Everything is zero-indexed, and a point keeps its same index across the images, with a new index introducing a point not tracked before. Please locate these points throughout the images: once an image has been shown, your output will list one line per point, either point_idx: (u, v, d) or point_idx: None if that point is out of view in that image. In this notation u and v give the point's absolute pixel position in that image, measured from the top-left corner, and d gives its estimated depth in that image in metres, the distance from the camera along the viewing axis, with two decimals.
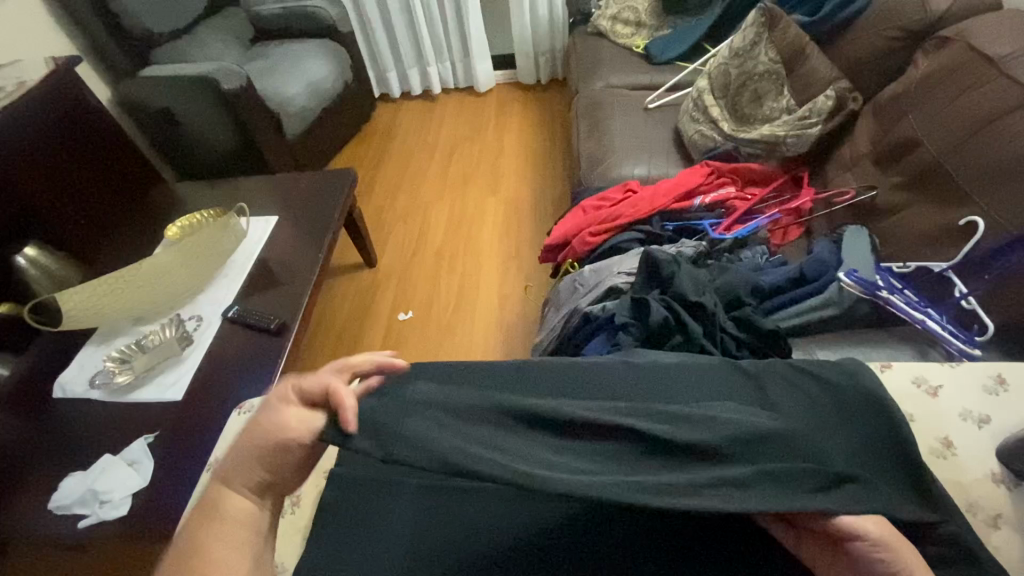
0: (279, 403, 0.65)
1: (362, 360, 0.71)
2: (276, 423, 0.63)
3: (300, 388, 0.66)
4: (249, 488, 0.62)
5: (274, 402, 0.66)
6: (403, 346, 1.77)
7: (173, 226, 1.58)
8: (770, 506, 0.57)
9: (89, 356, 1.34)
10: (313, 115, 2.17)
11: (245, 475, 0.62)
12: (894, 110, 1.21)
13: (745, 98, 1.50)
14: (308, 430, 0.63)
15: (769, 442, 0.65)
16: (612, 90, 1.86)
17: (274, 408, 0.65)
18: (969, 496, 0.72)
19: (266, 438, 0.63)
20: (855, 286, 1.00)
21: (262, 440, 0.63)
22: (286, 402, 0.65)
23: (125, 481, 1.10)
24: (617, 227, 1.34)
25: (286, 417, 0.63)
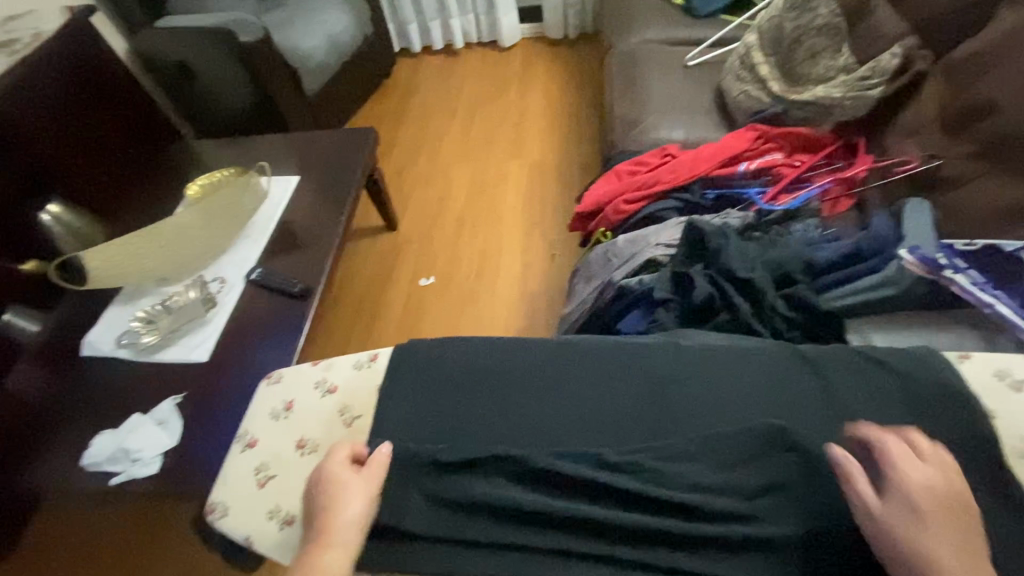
0: (324, 484, 0.69)
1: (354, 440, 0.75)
2: (339, 493, 0.68)
3: (336, 463, 0.71)
4: (338, 546, 0.64)
5: (325, 474, 0.70)
6: (424, 313, 1.74)
7: (194, 184, 1.54)
8: (764, 530, 0.64)
9: (116, 315, 1.34)
10: (331, 71, 2.09)
11: (329, 538, 0.65)
12: (967, 71, 1.09)
13: (799, 57, 1.38)
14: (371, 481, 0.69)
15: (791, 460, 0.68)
16: (649, 46, 1.73)
17: (328, 485, 0.69)
18: None
19: (338, 509, 0.67)
20: (918, 264, 0.93)
21: (335, 510, 0.67)
22: (334, 475, 0.69)
23: (155, 440, 1.11)
24: (653, 194, 1.26)
25: (347, 486, 0.68)
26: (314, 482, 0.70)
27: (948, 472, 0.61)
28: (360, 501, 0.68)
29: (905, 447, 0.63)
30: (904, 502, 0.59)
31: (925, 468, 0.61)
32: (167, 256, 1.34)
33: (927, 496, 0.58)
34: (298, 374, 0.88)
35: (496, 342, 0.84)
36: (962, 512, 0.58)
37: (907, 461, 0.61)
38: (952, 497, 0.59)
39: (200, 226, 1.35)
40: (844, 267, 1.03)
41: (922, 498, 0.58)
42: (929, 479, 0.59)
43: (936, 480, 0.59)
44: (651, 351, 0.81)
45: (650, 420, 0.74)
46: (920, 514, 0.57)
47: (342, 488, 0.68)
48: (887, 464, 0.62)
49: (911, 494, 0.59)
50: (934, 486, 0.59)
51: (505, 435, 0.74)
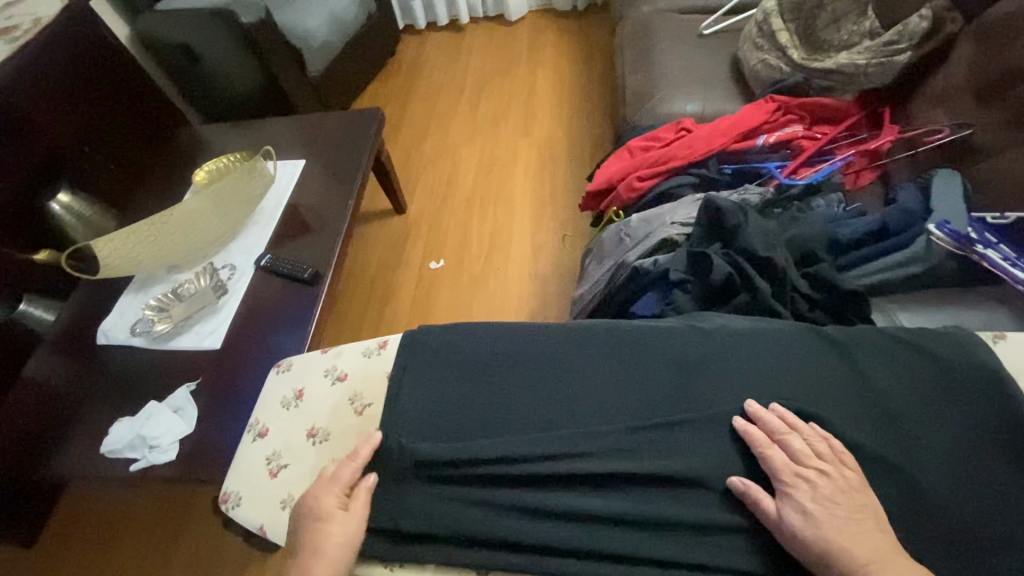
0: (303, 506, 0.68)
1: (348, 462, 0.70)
2: (318, 516, 0.66)
3: (320, 485, 0.69)
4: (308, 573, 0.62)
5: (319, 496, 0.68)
6: (434, 296, 1.73)
7: (201, 170, 1.53)
8: None
9: (129, 304, 1.34)
10: (334, 51, 2.04)
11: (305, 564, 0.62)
12: (1004, 31, 1.03)
13: (821, 21, 1.32)
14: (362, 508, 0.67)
15: None
16: (662, 14, 1.66)
17: (307, 509, 0.67)
18: None
19: (315, 536, 0.64)
20: (947, 240, 0.89)
21: (314, 536, 0.64)
22: (315, 500, 0.67)
23: (172, 427, 1.12)
24: (668, 170, 1.22)
25: (324, 513, 0.66)
26: (298, 503, 0.69)
27: (826, 456, 0.63)
28: (339, 531, 0.65)
29: (780, 438, 0.65)
30: (794, 506, 0.60)
31: (802, 461, 0.63)
32: (175, 244, 1.33)
33: (812, 492, 0.60)
34: (308, 362, 0.87)
35: (507, 328, 0.82)
36: (852, 495, 0.60)
37: (779, 454, 0.64)
38: (845, 488, 0.60)
39: (209, 213, 1.34)
40: (870, 244, 0.99)
41: (807, 494, 0.60)
42: (802, 470, 0.62)
43: (813, 470, 0.61)
44: (665, 334, 0.78)
45: (670, 406, 0.71)
46: (813, 515, 0.58)
47: (317, 515, 0.66)
48: (767, 464, 0.64)
49: (797, 495, 0.60)
50: (814, 475, 0.61)
51: (521, 422, 0.73)
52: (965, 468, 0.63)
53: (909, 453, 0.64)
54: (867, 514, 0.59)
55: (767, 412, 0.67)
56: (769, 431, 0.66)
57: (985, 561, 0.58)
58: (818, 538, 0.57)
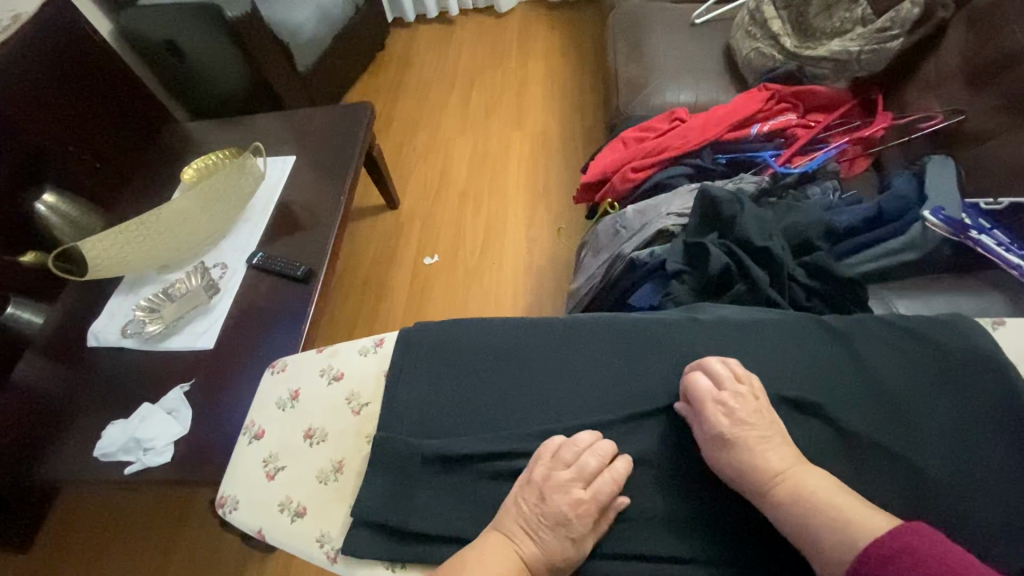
0: (548, 501, 0.63)
1: (582, 451, 0.67)
2: (563, 521, 0.62)
3: (586, 496, 0.63)
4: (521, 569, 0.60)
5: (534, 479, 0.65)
6: (429, 292, 1.72)
7: (189, 168, 1.50)
8: None
9: (120, 305, 1.32)
10: (323, 45, 2.01)
11: (522, 545, 0.61)
12: (997, 16, 1.03)
13: (814, 8, 1.31)
14: (594, 496, 0.63)
15: (817, 441, 0.65)
16: (654, 4, 1.65)
17: (563, 516, 0.62)
18: None
19: (552, 537, 0.61)
20: (943, 226, 0.89)
21: (535, 533, 0.62)
22: (574, 506, 0.62)
23: (167, 429, 1.10)
24: (662, 161, 1.22)
25: (573, 525, 0.62)
26: (541, 490, 0.64)
27: (744, 382, 0.67)
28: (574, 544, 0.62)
29: (706, 366, 0.69)
30: (714, 430, 0.64)
31: (722, 387, 0.66)
32: (167, 244, 1.31)
33: (729, 415, 0.64)
34: (302, 361, 0.85)
35: (504, 323, 0.81)
36: (763, 416, 0.64)
37: (704, 379, 0.67)
38: (760, 413, 0.64)
39: (197, 211, 1.32)
40: (866, 231, 0.99)
41: (725, 417, 0.64)
42: (721, 394, 0.65)
43: (731, 393, 0.65)
44: (663, 327, 0.77)
45: (669, 397, 0.71)
46: (730, 439, 0.63)
47: (564, 521, 0.62)
48: (692, 389, 0.67)
49: (715, 419, 0.64)
50: (731, 397, 0.65)
51: (521, 417, 0.73)
52: (962, 453, 0.63)
53: (907, 443, 0.64)
54: (777, 432, 0.63)
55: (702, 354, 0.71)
56: (705, 363, 0.69)
57: (981, 543, 0.59)
58: (794, 516, 0.57)
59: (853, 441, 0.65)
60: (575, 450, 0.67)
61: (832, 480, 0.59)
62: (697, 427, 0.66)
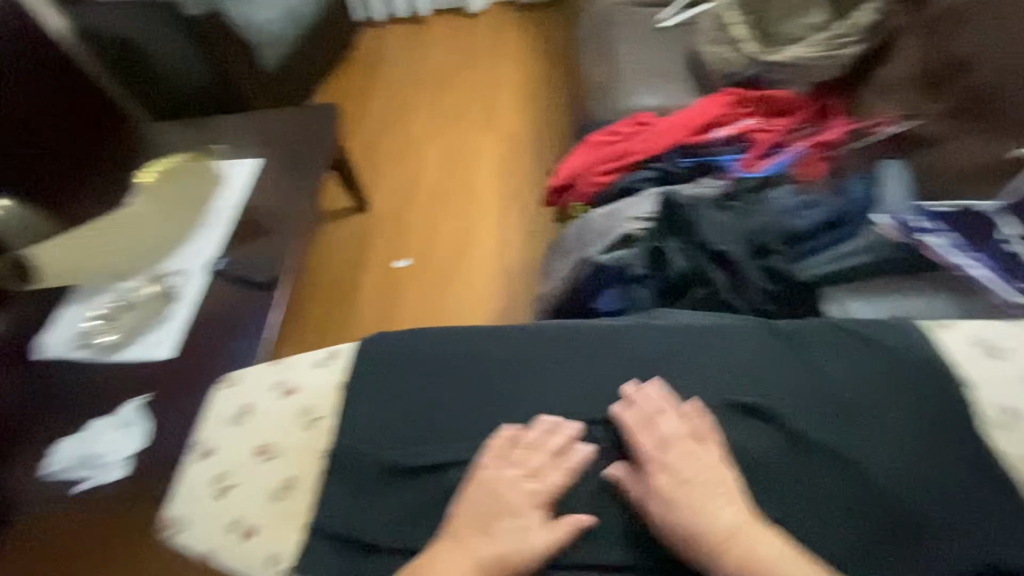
0: (500, 496, 0.65)
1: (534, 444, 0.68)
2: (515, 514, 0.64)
3: (537, 488, 0.66)
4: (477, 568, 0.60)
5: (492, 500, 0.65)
6: (399, 297, 1.70)
7: (149, 173, 1.46)
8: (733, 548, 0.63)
9: (72, 315, 1.27)
10: (288, 44, 1.97)
11: (473, 546, 0.61)
12: (945, 26, 1.07)
13: (773, 15, 1.33)
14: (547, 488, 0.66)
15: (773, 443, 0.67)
16: (622, 7, 1.66)
17: (514, 507, 0.64)
18: None
19: (502, 527, 0.63)
20: (891, 228, 0.94)
21: (494, 528, 0.63)
22: (525, 499, 0.65)
23: (122, 443, 1.06)
24: (628, 165, 1.22)
25: (529, 515, 0.64)
26: (490, 486, 0.66)
27: (692, 438, 0.67)
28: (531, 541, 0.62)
29: (648, 419, 0.68)
30: (656, 491, 0.63)
31: (667, 445, 0.67)
32: (124, 248, 1.34)
33: (673, 477, 0.64)
34: (256, 375, 0.83)
35: (466, 331, 0.80)
36: (708, 473, 0.64)
37: (649, 436, 0.67)
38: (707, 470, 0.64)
39: (155, 216, 1.37)
40: (823, 233, 1.00)
41: (668, 478, 0.64)
42: (664, 455, 0.66)
43: (675, 453, 0.66)
44: (623, 332, 0.78)
45: (629, 401, 0.72)
46: (673, 500, 0.62)
47: (514, 512, 0.64)
48: (636, 447, 0.67)
49: (659, 479, 0.64)
50: (675, 458, 0.66)
51: (484, 425, 0.72)
52: (908, 452, 0.65)
53: (856, 444, 0.66)
54: (722, 486, 0.63)
55: (641, 394, 0.70)
56: (643, 412, 0.69)
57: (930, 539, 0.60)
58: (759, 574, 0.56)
59: (807, 443, 0.66)
60: (529, 444, 0.68)
61: (782, 539, 0.59)
62: (640, 490, 0.64)
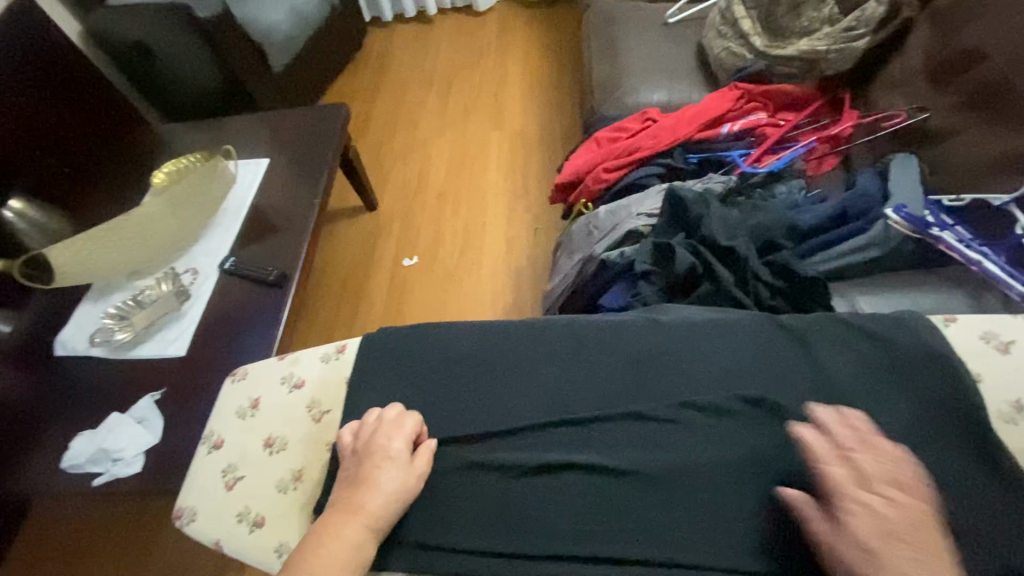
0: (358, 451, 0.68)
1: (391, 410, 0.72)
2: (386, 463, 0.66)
3: (389, 433, 0.68)
4: (364, 515, 0.62)
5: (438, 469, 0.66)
6: (407, 294, 1.71)
7: (159, 172, 1.47)
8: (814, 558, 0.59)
9: (88, 313, 1.30)
10: (298, 45, 1.99)
11: (359, 505, 0.63)
12: (957, 17, 1.06)
13: (782, 8, 1.32)
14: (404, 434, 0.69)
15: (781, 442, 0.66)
16: (628, 3, 1.65)
17: (376, 450, 0.67)
18: None
19: (374, 474, 0.65)
20: (904, 223, 0.90)
21: (371, 479, 0.65)
22: (383, 443, 0.67)
23: (136, 439, 1.09)
24: (635, 161, 1.22)
25: (395, 459, 0.67)
26: (352, 445, 0.69)
27: (906, 485, 0.56)
28: (400, 476, 0.66)
29: (844, 451, 0.59)
30: (854, 537, 0.53)
31: (869, 485, 0.56)
32: (136, 251, 1.30)
33: (878, 524, 0.53)
34: (264, 371, 0.84)
35: (470, 326, 0.81)
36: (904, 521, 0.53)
37: (843, 470, 0.57)
38: (920, 520, 0.53)
39: (166, 215, 1.32)
40: (830, 228, 0.99)
41: (867, 526, 0.53)
42: (864, 495, 0.55)
43: (879, 496, 0.55)
44: (628, 328, 0.78)
45: (631, 396, 0.71)
46: (871, 547, 0.52)
47: (400, 468, 0.66)
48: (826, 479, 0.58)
49: (856, 527, 0.53)
50: (879, 503, 0.54)
51: (485, 418, 0.72)
52: (916, 449, 0.64)
53: None
54: (926, 537, 0.52)
55: (839, 422, 0.61)
56: (839, 442, 0.60)
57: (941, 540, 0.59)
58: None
59: None
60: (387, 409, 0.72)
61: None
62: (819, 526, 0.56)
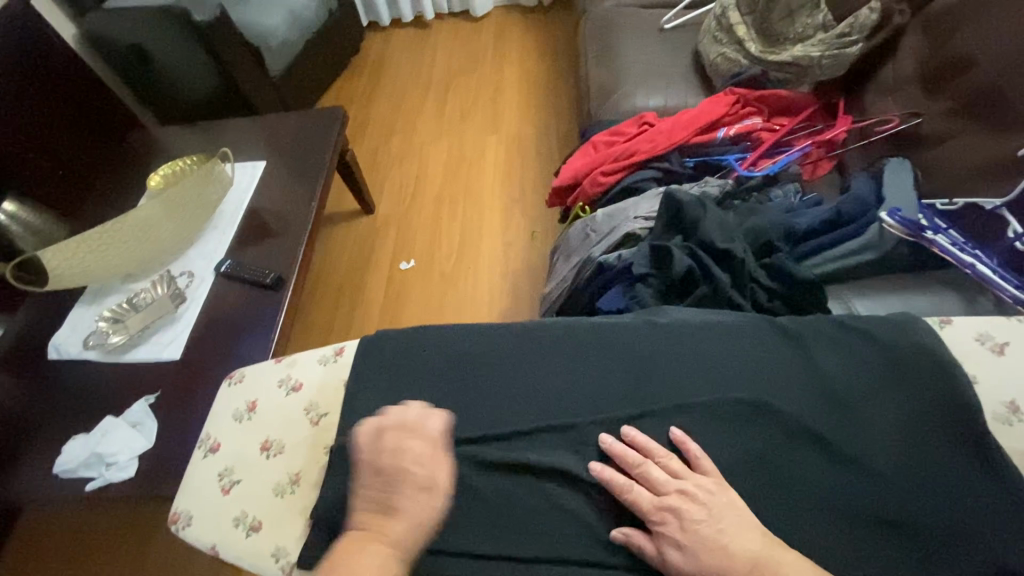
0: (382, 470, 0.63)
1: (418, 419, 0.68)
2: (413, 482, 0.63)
3: (416, 453, 0.65)
4: (392, 541, 0.59)
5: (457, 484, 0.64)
6: (404, 298, 1.71)
7: (155, 174, 1.46)
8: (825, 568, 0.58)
9: (81, 316, 1.29)
10: (295, 49, 1.99)
11: (386, 530, 0.60)
12: (948, 24, 1.07)
13: (776, 15, 1.33)
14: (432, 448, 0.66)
15: (779, 445, 0.66)
16: (624, 9, 1.66)
17: (405, 468, 0.63)
18: None
19: (402, 496, 0.62)
20: (898, 227, 0.90)
21: (400, 499, 0.61)
22: (412, 460, 0.64)
23: (130, 443, 1.07)
24: (631, 165, 1.23)
25: (423, 477, 0.63)
26: (374, 463, 0.64)
27: (683, 474, 0.63)
28: (428, 497, 0.63)
29: (644, 470, 0.64)
30: (672, 543, 0.59)
31: (663, 491, 0.62)
32: (131, 255, 1.29)
33: (681, 522, 0.59)
34: (261, 373, 0.84)
35: (468, 328, 0.81)
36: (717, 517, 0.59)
37: (645, 491, 0.63)
38: (715, 503, 0.60)
39: (163, 218, 1.30)
40: (826, 232, 1.00)
41: (677, 525, 0.59)
42: (665, 500, 0.61)
43: (676, 494, 0.61)
44: (626, 330, 0.78)
45: (629, 398, 0.71)
46: (689, 549, 0.58)
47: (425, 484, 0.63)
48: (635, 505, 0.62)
49: (670, 531, 0.59)
50: (677, 501, 0.60)
51: (483, 420, 0.72)
52: (913, 448, 0.65)
53: (859, 441, 0.66)
54: (734, 513, 0.60)
55: (622, 443, 0.67)
56: (629, 463, 0.65)
57: (937, 540, 0.60)
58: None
59: (812, 441, 0.66)
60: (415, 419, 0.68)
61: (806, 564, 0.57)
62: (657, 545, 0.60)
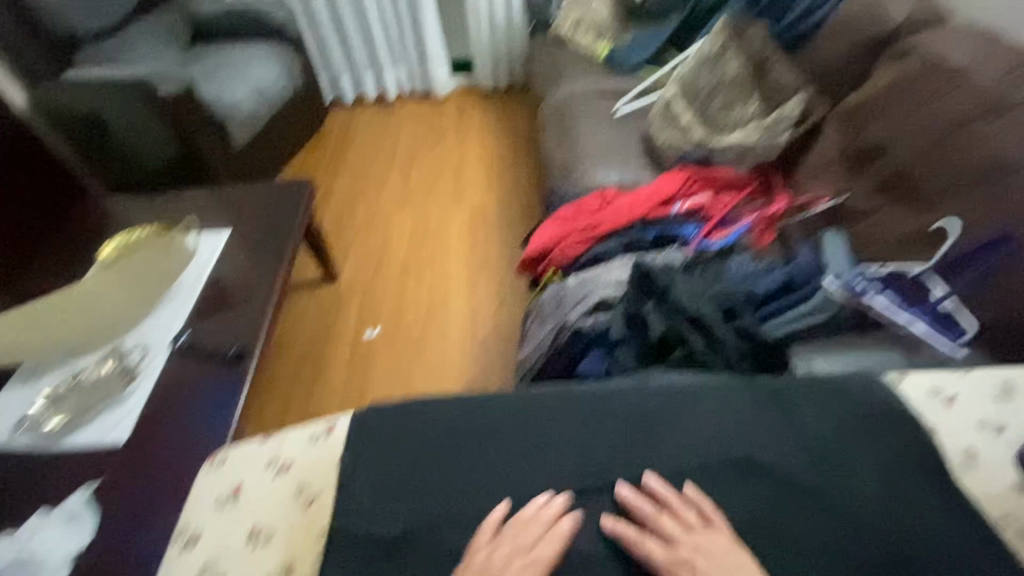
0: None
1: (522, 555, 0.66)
2: None
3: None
4: None
5: None
6: (370, 367, 1.67)
7: (110, 244, 1.41)
8: None
9: (13, 398, 1.16)
10: (261, 122, 2.02)
11: None
12: (858, 118, 1.25)
13: (715, 106, 1.52)
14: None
15: (766, 503, 0.69)
16: (580, 96, 1.83)
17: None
18: (1000, 510, 0.69)
19: None
20: (840, 291, 1.01)
21: None
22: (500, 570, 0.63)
23: (67, 541, 0.94)
24: (597, 236, 1.31)
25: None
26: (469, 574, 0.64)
27: (695, 527, 0.66)
28: None
29: (657, 523, 0.67)
30: None
31: (677, 544, 0.65)
32: (74, 328, 1.20)
33: None
34: (245, 453, 0.81)
35: (456, 401, 0.81)
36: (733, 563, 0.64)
37: (661, 549, 0.65)
38: (722, 555, 0.64)
39: (113, 289, 1.26)
40: (780, 297, 1.10)
41: None
42: (677, 553, 0.64)
43: (687, 548, 0.65)
44: (615, 395, 0.80)
45: (620, 464, 0.73)
46: None
47: None
48: (651, 563, 0.65)
49: None
50: (690, 555, 0.64)
51: (481, 491, 0.72)
52: (891, 498, 0.69)
53: (840, 492, 0.70)
54: (742, 561, 0.64)
55: (638, 497, 0.70)
56: (643, 517, 0.68)
57: None
58: None
59: (797, 497, 0.69)
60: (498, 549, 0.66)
61: None
62: None
